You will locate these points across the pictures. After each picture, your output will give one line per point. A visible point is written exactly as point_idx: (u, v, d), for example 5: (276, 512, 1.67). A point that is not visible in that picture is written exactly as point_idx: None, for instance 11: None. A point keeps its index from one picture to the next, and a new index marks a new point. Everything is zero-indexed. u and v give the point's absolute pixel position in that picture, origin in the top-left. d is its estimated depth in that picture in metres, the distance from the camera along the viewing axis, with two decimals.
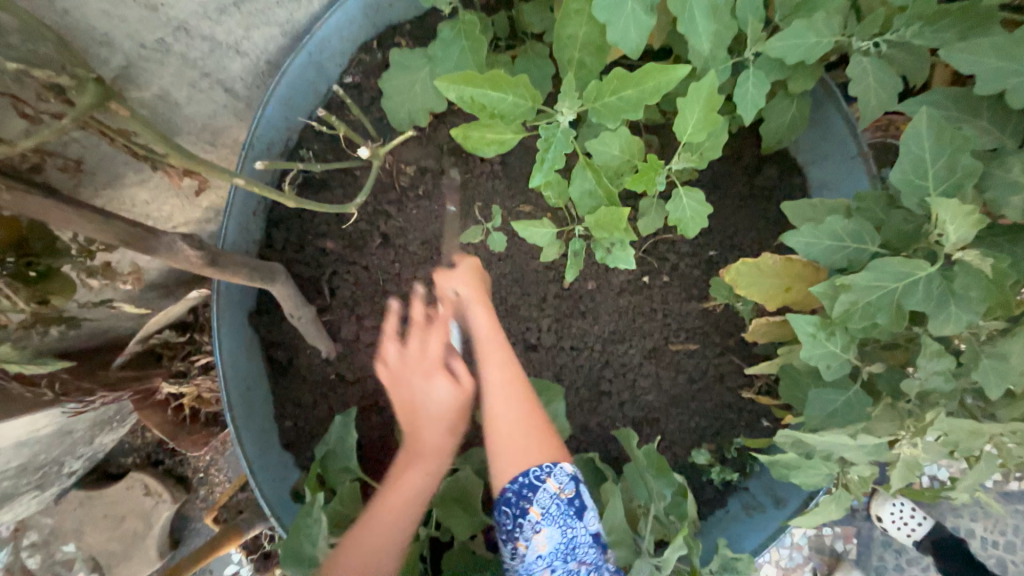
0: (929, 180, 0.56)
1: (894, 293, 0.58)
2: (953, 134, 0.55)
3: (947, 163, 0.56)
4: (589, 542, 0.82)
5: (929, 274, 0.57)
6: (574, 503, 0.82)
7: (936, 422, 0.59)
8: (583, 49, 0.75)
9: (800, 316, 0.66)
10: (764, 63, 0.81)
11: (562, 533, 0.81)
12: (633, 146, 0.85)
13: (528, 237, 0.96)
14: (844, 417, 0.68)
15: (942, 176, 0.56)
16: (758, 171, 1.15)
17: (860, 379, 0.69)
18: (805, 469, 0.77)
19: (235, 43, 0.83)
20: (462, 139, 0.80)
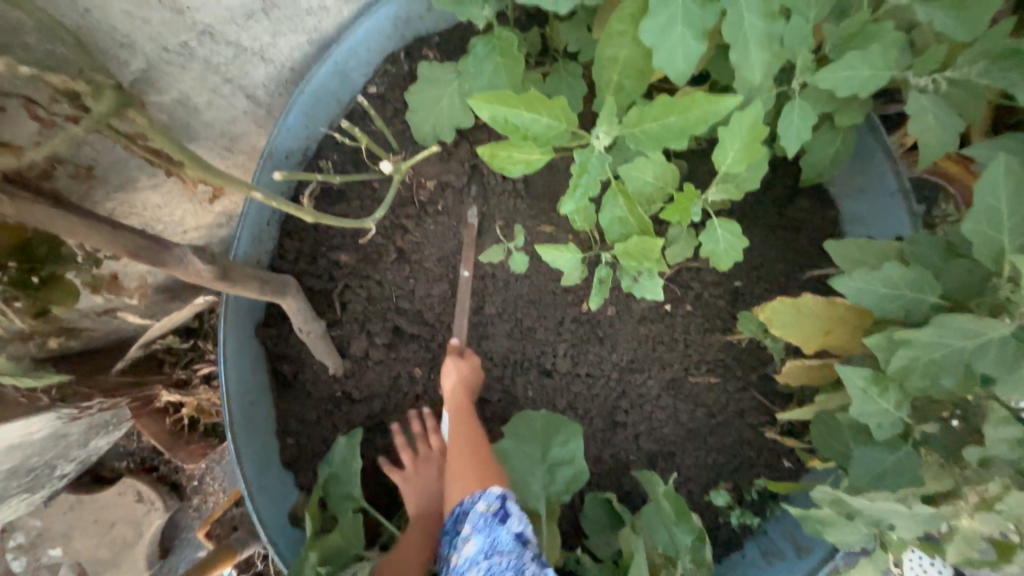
0: (1003, 232, 0.52)
1: (961, 353, 0.53)
2: None
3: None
4: (511, 549, 0.75)
5: (1001, 335, 0.52)
6: (499, 513, 0.79)
7: (1006, 498, 0.54)
8: (624, 72, 0.71)
9: (849, 368, 0.61)
10: (810, 94, 0.78)
11: (485, 543, 0.76)
12: (668, 173, 0.81)
13: (551, 262, 0.92)
14: (893, 480, 0.62)
15: (1017, 229, 0.52)
16: (790, 201, 1.10)
17: (911, 438, 0.64)
18: (843, 529, 0.71)
19: (261, 50, 0.81)
20: (489, 158, 0.76)
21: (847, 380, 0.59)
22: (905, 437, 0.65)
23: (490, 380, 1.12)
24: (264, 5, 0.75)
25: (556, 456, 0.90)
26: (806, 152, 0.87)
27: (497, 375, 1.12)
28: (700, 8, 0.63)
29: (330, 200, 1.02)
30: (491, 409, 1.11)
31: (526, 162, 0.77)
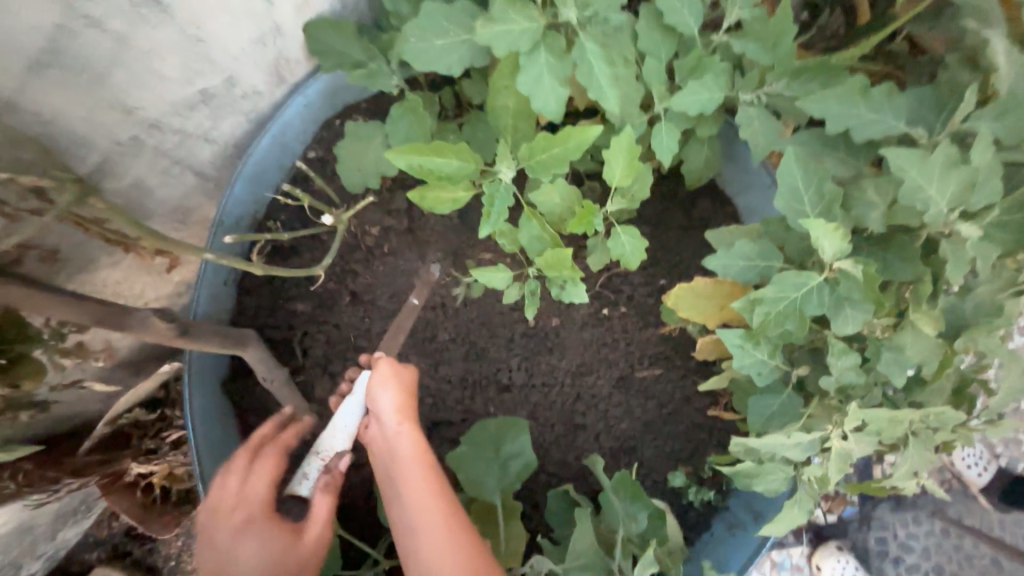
0: (806, 203, 0.67)
1: (798, 301, 0.67)
2: (816, 166, 0.67)
3: (818, 190, 0.67)
4: None
5: (820, 284, 0.67)
6: None
7: (854, 414, 0.67)
8: (515, 117, 0.87)
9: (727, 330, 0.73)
10: (673, 116, 0.95)
11: None
12: (572, 194, 0.96)
13: (489, 282, 1.03)
14: (782, 419, 0.74)
15: (816, 201, 0.68)
16: (691, 204, 1.27)
17: (791, 382, 0.76)
18: (764, 476, 0.81)
19: (205, 133, 0.92)
20: (420, 200, 0.89)
21: (728, 339, 0.71)
22: (789, 382, 0.78)
23: (452, 402, 1.19)
24: (204, 98, 0.88)
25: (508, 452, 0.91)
26: (685, 162, 1.04)
27: (458, 396, 1.19)
28: (559, 62, 0.79)
29: (284, 255, 1.12)
30: (456, 429, 1.18)
31: (453, 200, 0.92)
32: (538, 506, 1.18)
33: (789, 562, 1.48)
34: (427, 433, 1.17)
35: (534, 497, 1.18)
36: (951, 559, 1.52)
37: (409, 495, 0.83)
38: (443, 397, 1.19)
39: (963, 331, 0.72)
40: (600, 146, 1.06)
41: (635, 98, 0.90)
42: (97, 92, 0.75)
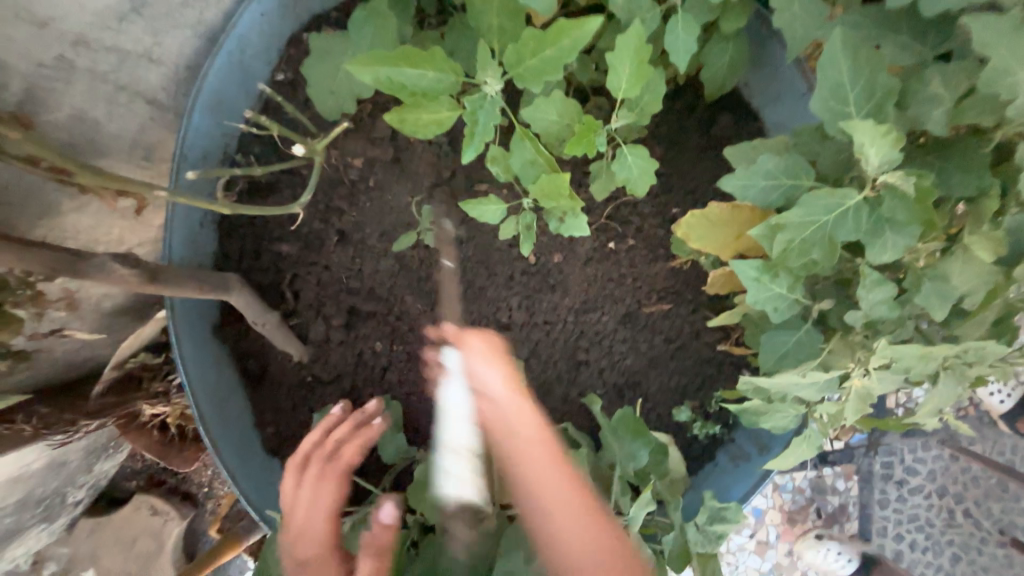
0: (850, 103, 0.55)
1: (827, 225, 0.57)
2: (868, 54, 0.54)
3: (867, 84, 0.55)
4: None
5: (857, 204, 0.57)
6: None
7: (881, 352, 0.60)
8: (500, 13, 0.73)
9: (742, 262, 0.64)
10: (691, 6, 0.79)
11: None
12: (570, 109, 0.83)
13: (479, 216, 0.94)
14: (795, 357, 0.68)
15: (863, 100, 0.55)
16: (712, 121, 1.12)
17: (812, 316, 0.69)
18: (774, 413, 0.76)
19: (147, 51, 0.81)
20: (399, 122, 0.77)
21: (744, 272, 0.62)
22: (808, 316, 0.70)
23: (451, 343, 1.15)
24: (133, 5, 0.76)
25: (503, 393, 0.92)
26: (705, 66, 0.89)
27: (456, 337, 1.15)
28: None
29: (261, 193, 1.04)
30: (457, 370, 1.16)
31: (436, 122, 0.79)
32: None
33: (792, 485, 1.50)
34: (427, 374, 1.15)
35: None
36: (957, 482, 1.53)
37: (540, 492, 0.68)
38: (441, 338, 1.14)
39: (1022, 255, 0.62)
40: (605, 50, 0.90)
41: None
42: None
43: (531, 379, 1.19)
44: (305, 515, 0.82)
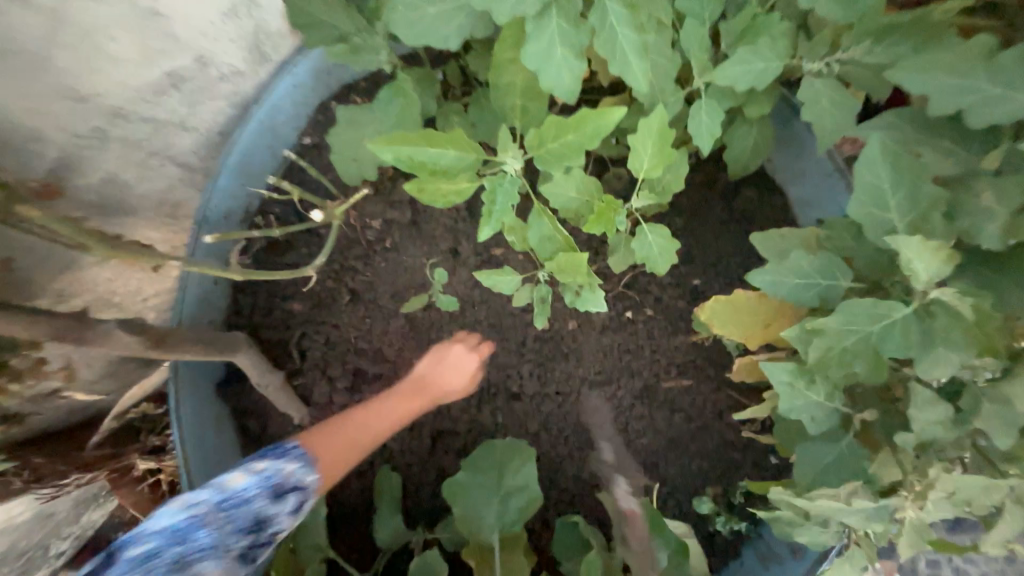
0: (890, 211, 0.55)
1: (872, 337, 0.52)
2: (908, 163, 0.54)
3: (908, 195, 0.55)
4: (239, 526, 0.77)
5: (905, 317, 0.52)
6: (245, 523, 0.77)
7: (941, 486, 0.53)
8: (524, 96, 0.73)
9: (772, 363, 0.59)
10: (715, 93, 0.79)
11: (234, 515, 0.77)
12: (591, 186, 0.82)
13: (494, 286, 0.92)
14: (837, 474, 0.61)
15: (907, 207, 0.55)
16: (734, 194, 1.11)
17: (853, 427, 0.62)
18: (811, 531, 0.68)
19: (181, 120, 0.85)
20: (420, 193, 0.76)
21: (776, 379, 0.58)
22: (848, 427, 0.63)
23: (457, 412, 1.10)
24: (173, 81, 0.80)
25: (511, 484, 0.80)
26: (728, 146, 0.88)
27: (463, 405, 1.10)
28: (575, 27, 0.65)
29: (277, 251, 1.05)
30: (461, 441, 1.09)
31: (456, 192, 0.78)
32: (548, 523, 1.10)
33: None
34: (430, 444, 1.09)
35: (544, 513, 1.10)
36: None
37: None
38: (446, 407, 1.10)
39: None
40: (627, 128, 0.90)
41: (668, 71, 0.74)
42: (41, 79, 0.68)
43: (540, 453, 1.12)
44: (357, 431, 0.92)
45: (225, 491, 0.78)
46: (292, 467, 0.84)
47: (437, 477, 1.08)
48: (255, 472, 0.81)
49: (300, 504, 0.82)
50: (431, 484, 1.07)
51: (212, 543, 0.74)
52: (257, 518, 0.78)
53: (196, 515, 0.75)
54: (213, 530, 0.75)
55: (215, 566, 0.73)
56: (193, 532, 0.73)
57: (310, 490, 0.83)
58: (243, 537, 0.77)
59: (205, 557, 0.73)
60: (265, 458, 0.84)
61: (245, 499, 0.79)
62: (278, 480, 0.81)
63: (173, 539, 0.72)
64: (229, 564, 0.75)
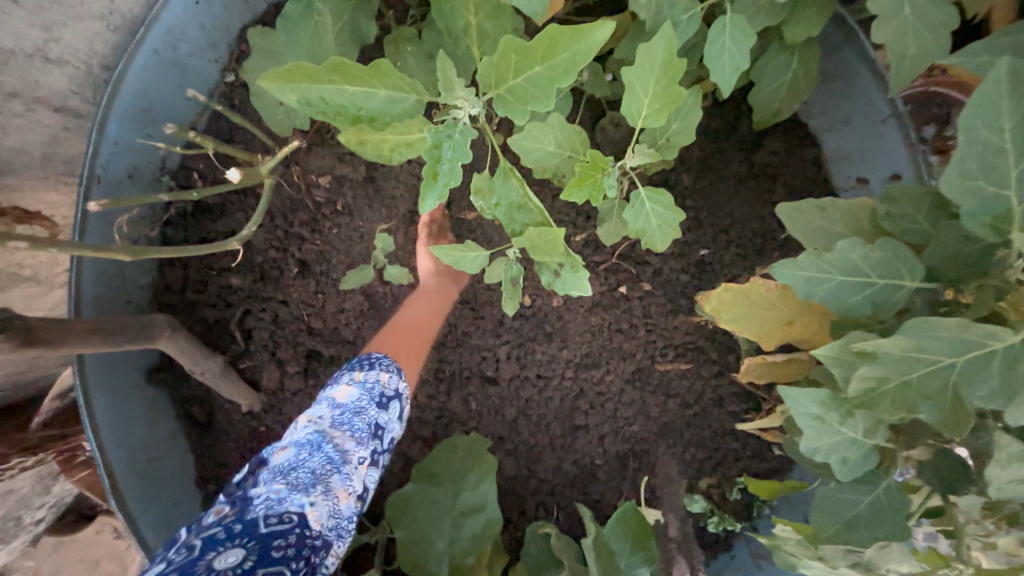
0: (981, 178, 0.43)
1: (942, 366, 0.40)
2: None
3: (1015, 150, 0.42)
4: (334, 458, 0.70)
5: (979, 353, 0.39)
6: (338, 449, 0.71)
7: None
8: (478, 12, 0.54)
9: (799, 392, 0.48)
10: (743, 6, 0.58)
11: (334, 448, 0.71)
12: (572, 137, 0.64)
13: (454, 263, 0.72)
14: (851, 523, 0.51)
15: (1002, 174, 0.43)
16: (756, 144, 0.91)
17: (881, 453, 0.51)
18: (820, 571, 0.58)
19: (42, 49, 0.67)
20: (358, 145, 0.57)
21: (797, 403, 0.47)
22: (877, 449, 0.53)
23: (424, 398, 0.98)
24: None
25: (465, 501, 0.73)
26: (755, 84, 0.68)
27: (432, 390, 0.98)
28: None
29: (207, 216, 0.88)
30: (430, 429, 0.98)
31: (407, 143, 0.58)
32: (526, 514, 1.01)
33: None
34: (396, 432, 0.98)
35: (522, 503, 1.01)
36: None
37: None
38: (413, 395, 0.98)
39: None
40: (623, 59, 0.70)
41: None
42: None
43: (519, 442, 1.00)
44: (415, 334, 0.93)
45: (337, 405, 0.77)
46: (387, 378, 0.81)
47: (403, 467, 0.98)
48: (357, 386, 0.78)
49: (401, 413, 0.82)
50: (396, 474, 0.98)
51: (339, 456, 0.70)
52: (373, 429, 0.77)
53: (318, 430, 0.73)
54: (307, 456, 0.69)
55: (352, 473, 0.71)
56: (316, 445, 0.71)
57: (405, 400, 0.83)
58: (366, 445, 0.74)
59: (339, 469, 0.69)
60: (360, 369, 0.81)
61: (355, 411, 0.76)
62: (380, 393, 0.79)
63: (296, 452, 0.70)
64: (360, 474, 0.72)
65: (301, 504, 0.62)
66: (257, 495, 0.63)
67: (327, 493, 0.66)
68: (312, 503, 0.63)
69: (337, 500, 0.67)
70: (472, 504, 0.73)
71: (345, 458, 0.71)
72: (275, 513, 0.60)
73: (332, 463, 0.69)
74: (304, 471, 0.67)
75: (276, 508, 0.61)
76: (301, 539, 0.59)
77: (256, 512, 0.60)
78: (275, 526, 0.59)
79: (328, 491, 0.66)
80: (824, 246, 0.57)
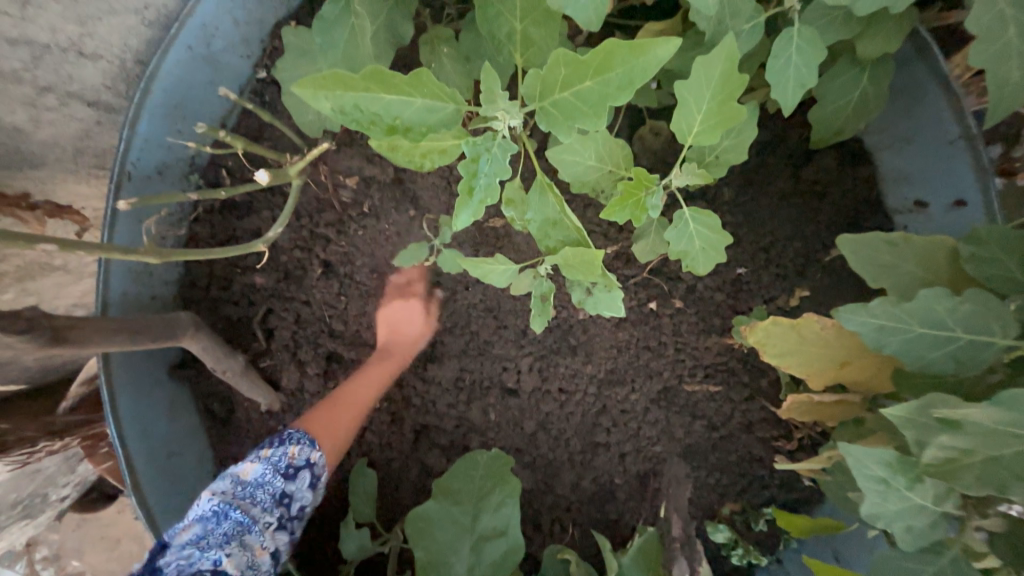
0: None
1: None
2: None
3: None
4: (242, 524, 0.69)
5: None
6: (240, 516, 0.70)
7: None
8: (525, 17, 0.51)
9: (863, 449, 0.49)
10: (811, 18, 0.53)
11: (240, 515, 0.70)
12: (616, 152, 0.60)
13: (483, 277, 0.69)
14: None
15: None
16: (805, 160, 0.85)
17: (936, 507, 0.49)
18: None
19: (77, 44, 0.66)
20: (390, 152, 0.52)
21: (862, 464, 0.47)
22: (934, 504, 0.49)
23: (443, 407, 0.96)
24: None
25: (485, 526, 0.71)
26: (817, 100, 0.63)
27: (451, 399, 0.96)
28: None
29: (234, 214, 0.87)
30: (447, 437, 0.97)
31: (440, 150, 0.54)
32: (541, 529, 0.99)
33: None
34: (413, 439, 0.97)
35: (537, 518, 0.99)
36: None
37: None
38: (432, 402, 0.96)
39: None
40: (672, 69, 0.66)
41: None
42: None
43: (537, 456, 0.98)
44: (350, 399, 0.85)
45: (239, 482, 0.75)
46: (298, 448, 0.79)
47: (420, 474, 0.97)
48: (262, 459, 0.76)
49: (314, 480, 0.79)
50: (412, 480, 0.97)
51: (250, 521, 0.71)
52: (279, 496, 0.75)
53: (221, 501, 0.71)
54: (211, 522, 0.68)
55: (263, 536, 0.71)
56: (222, 515, 0.70)
57: (320, 467, 0.79)
58: (273, 512, 0.74)
59: (248, 531, 0.70)
60: (270, 444, 0.78)
61: (258, 484, 0.75)
62: (286, 464, 0.77)
63: (199, 527, 0.68)
64: (269, 538, 0.72)
65: (216, 560, 0.65)
66: (165, 563, 0.64)
67: (237, 554, 0.67)
68: (228, 556, 0.66)
69: (253, 558, 0.69)
70: (491, 527, 0.70)
71: (248, 522, 0.70)
72: (189, 572, 0.63)
73: (241, 527, 0.69)
74: (212, 535, 0.67)
75: (186, 570, 0.63)
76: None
77: (167, 575, 0.63)
78: None
79: (239, 552, 0.67)
80: (884, 282, 0.53)
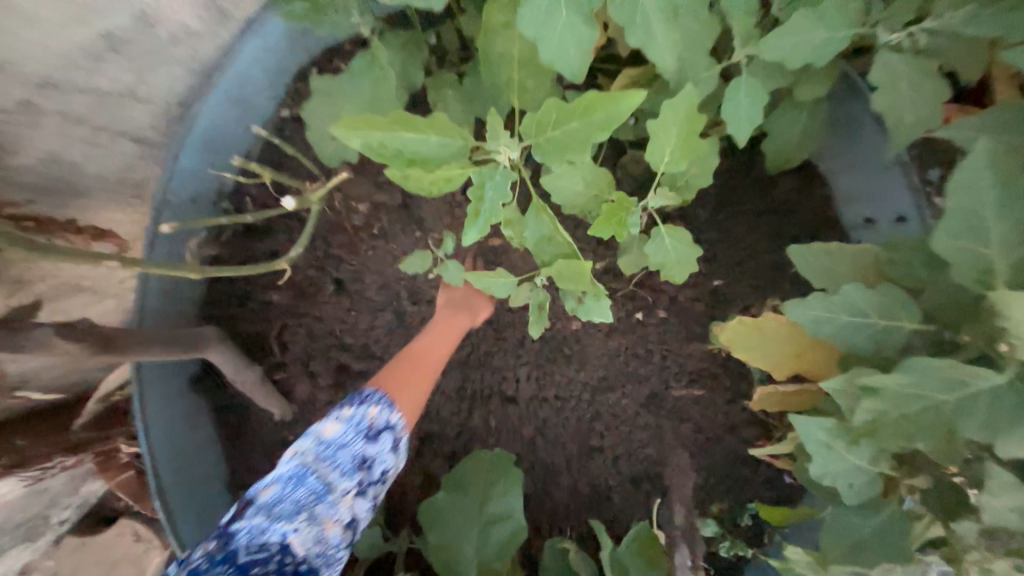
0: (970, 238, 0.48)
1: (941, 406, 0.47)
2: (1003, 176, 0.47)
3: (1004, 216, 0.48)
4: (315, 491, 0.70)
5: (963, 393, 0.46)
6: (316, 478, 0.71)
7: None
8: (521, 70, 0.62)
9: (810, 421, 0.57)
10: (756, 70, 0.65)
11: (315, 480, 0.71)
12: (600, 179, 0.70)
13: (485, 288, 0.78)
14: None
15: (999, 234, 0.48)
16: (768, 184, 0.97)
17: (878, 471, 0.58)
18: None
19: (131, 89, 0.75)
20: (403, 180, 0.62)
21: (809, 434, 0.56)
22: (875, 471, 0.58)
23: (446, 415, 1.03)
24: (109, 43, 0.69)
25: (491, 513, 0.77)
26: (768, 135, 0.75)
27: (454, 407, 1.03)
28: None
29: (255, 237, 0.94)
30: (451, 444, 1.03)
31: (446, 179, 0.63)
32: (540, 531, 1.04)
33: None
34: (418, 446, 1.03)
35: (537, 520, 1.04)
36: None
37: None
38: (436, 410, 1.03)
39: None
40: (646, 109, 0.77)
41: (701, 40, 0.61)
42: None
43: (535, 461, 1.04)
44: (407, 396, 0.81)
45: (322, 439, 0.75)
46: (377, 411, 0.78)
47: (424, 480, 1.03)
48: (344, 420, 0.76)
49: (394, 445, 0.78)
50: (417, 486, 1.02)
51: (325, 490, 0.71)
52: (359, 461, 0.74)
53: (302, 463, 0.72)
54: (287, 486, 0.70)
55: (340, 505, 0.71)
56: (300, 478, 0.71)
57: (399, 432, 0.78)
58: (353, 478, 0.73)
59: (323, 499, 0.70)
60: (351, 403, 0.78)
61: (340, 444, 0.74)
62: (367, 426, 0.76)
63: (278, 488, 0.70)
64: (347, 505, 0.71)
65: (283, 534, 0.66)
66: (240, 527, 0.66)
67: (311, 521, 0.68)
68: (294, 531, 0.67)
69: (324, 529, 0.69)
70: (497, 513, 0.77)
71: (325, 487, 0.71)
72: (257, 543, 0.65)
73: (314, 494, 0.70)
74: (287, 501, 0.69)
75: (256, 539, 0.65)
76: (282, 565, 0.65)
77: (238, 542, 0.65)
78: (254, 553, 0.64)
79: (310, 518, 0.68)
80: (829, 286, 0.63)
